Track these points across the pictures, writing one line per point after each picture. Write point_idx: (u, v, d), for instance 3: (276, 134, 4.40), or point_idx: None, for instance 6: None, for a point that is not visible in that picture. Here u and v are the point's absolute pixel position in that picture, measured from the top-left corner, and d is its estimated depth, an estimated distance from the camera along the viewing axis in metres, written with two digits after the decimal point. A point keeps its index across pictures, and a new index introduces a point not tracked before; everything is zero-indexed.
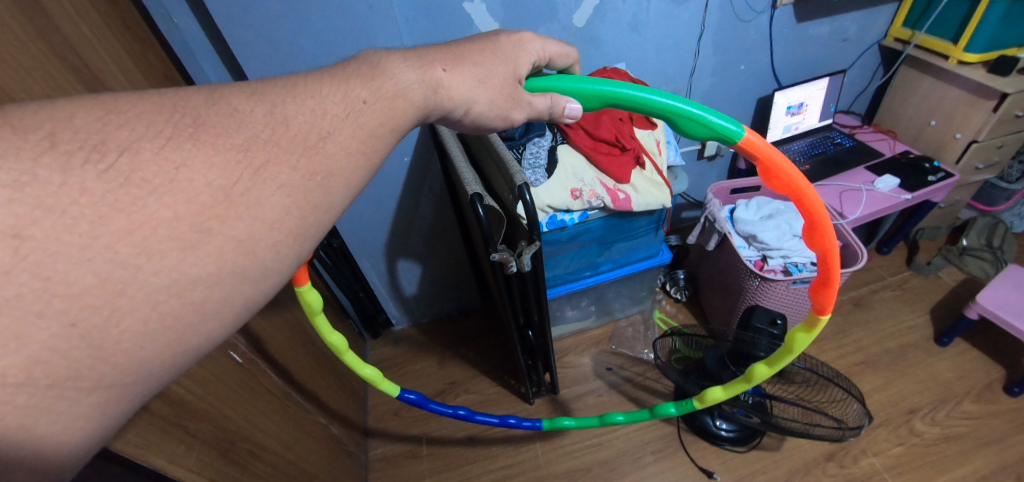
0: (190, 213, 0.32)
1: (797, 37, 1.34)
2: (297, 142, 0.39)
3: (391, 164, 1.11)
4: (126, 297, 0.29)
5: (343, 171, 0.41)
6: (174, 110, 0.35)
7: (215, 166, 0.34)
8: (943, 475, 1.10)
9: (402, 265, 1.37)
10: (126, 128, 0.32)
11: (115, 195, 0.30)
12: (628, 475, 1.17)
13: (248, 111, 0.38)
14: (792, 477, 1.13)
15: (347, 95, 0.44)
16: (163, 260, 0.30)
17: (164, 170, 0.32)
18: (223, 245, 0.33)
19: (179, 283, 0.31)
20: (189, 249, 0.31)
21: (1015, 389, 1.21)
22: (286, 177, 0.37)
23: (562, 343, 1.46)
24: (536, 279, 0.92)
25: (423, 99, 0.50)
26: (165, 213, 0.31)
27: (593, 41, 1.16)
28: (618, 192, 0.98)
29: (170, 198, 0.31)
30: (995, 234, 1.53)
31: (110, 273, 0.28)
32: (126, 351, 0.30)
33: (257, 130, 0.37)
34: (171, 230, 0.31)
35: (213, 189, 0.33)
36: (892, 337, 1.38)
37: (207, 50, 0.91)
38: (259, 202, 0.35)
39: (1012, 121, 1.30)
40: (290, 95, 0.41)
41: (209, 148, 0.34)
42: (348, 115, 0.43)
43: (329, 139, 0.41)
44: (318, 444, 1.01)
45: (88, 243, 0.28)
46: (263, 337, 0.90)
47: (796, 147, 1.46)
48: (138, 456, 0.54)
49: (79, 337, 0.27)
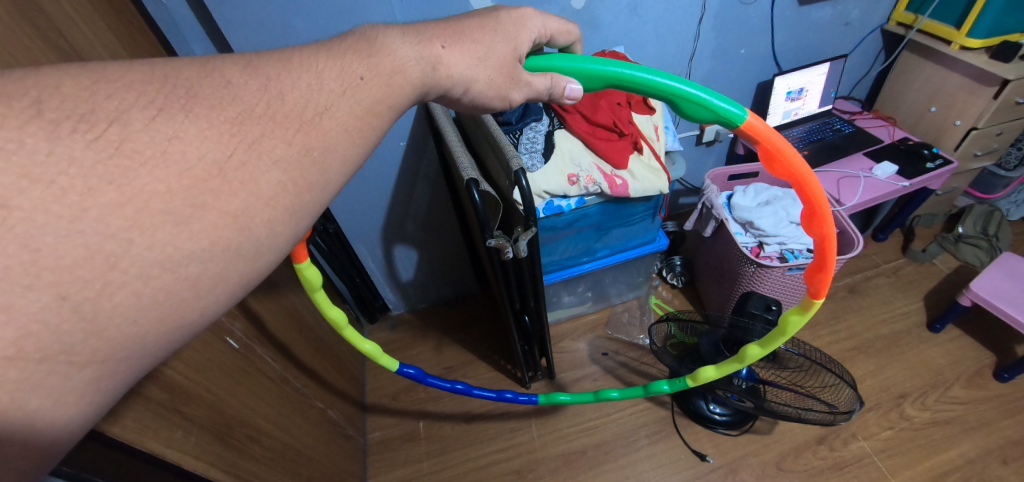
0: (184, 187, 0.31)
1: (799, 20, 1.32)
2: (293, 117, 0.38)
3: (386, 149, 1.10)
4: (119, 271, 0.28)
5: (338, 148, 0.40)
6: (165, 79, 0.35)
7: (208, 140, 0.33)
8: (931, 458, 1.13)
9: (398, 251, 1.37)
10: (115, 97, 0.32)
11: (105, 166, 0.29)
12: (622, 457, 1.19)
13: (242, 83, 0.37)
14: (783, 460, 1.15)
15: (343, 70, 0.43)
16: (156, 234, 0.30)
17: (155, 142, 0.31)
18: (217, 221, 0.32)
19: (174, 258, 0.30)
20: (182, 223, 0.31)
21: (1005, 375, 1.23)
22: (281, 152, 0.36)
23: (558, 328, 1.47)
24: (532, 265, 0.92)
25: (421, 77, 0.49)
26: (157, 186, 0.30)
27: (593, 24, 1.14)
28: (615, 178, 0.97)
29: (162, 170, 0.31)
30: (991, 221, 1.53)
31: (101, 246, 0.28)
32: (122, 327, 0.29)
33: (252, 103, 0.37)
34: (164, 203, 0.30)
35: (207, 162, 0.33)
36: (885, 323, 1.39)
37: (194, 28, 0.89)
38: (253, 177, 0.34)
39: (1013, 108, 1.29)
40: (285, 68, 0.40)
41: (203, 120, 0.34)
42: (344, 91, 0.42)
43: (324, 116, 0.40)
44: (316, 428, 1.03)
45: (80, 213, 0.27)
46: (258, 322, 0.89)
47: (795, 133, 1.45)
48: (136, 441, 0.54)
49: (70, 310, 0.27)
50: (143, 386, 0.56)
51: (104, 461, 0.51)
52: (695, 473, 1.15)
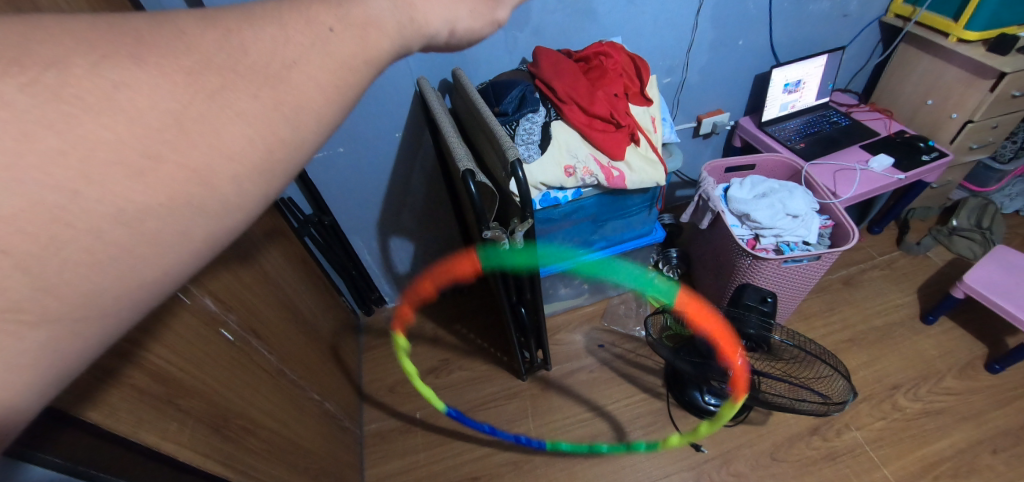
0: (135, 136, 0.25)
1: (797, 12, 1.31)
2: (257, 70, 0.30)
3: (382, 140, 1.09)
4: (67, 225, 0.23)
5: (314, 107, 0.32)
6: (111, 23, 0.27)
7: (160, 89, 0.26)
8: (923, 448, 1.14)
9: (394, 243, 1.37)
10: (50, 41, 0.25)
11: (43, 112, 0.23)
12: (617, 448, 1.19)
13: (198, 35, 0.29)
14: (777, 450, 1.16)
15: (307, 23, 0.33)
16: (105, 186, 0.24)
17: (99, 88, 0.25)
18: (174, 175, 0.26)
19: (127, 212, 0.24)
20: (134, 176, 0.25)
21: (995, 367, 1.24)
22: (245, 105, 0.29)
23: (554, 320, 1.47)
24: (528, 256, 0.91)
25: (399, 29, 0.37)
26: (104, 134, 0.24)
27: (590, 15, 1.13)
28: (612, 169, 0.97)
29: (110, 117, 0.25)
30: (985, 214, 1.55)
31: (43, 197, 0.22)
32: (82, 293, 0.24)
33: (207, 54, 0.29)
34: (111, 151, 0.24)
35: (159, 112, 0.26)
36: (879, 315, 1.40)
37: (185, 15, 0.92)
38: (218, 131, 0.27)
39: (1008, 102, 1.29)
40: (246, 19, 0.31)
41: (153, 69, 0.27)
42: (311, 44, 0.32)
43: (291, 70, 0.31)
44: (313, 420, 1.03)
45: (15, 159, 0.22)
46: (252, 314, 0.89)
47: (793, 125, 1.44)
48: (130, 433, 0.54)
49: (12, 266, 0.22)
50: (136, 378, 0.56)
51: (96, 453, 0.50)
52: (690, 463, 1.16)
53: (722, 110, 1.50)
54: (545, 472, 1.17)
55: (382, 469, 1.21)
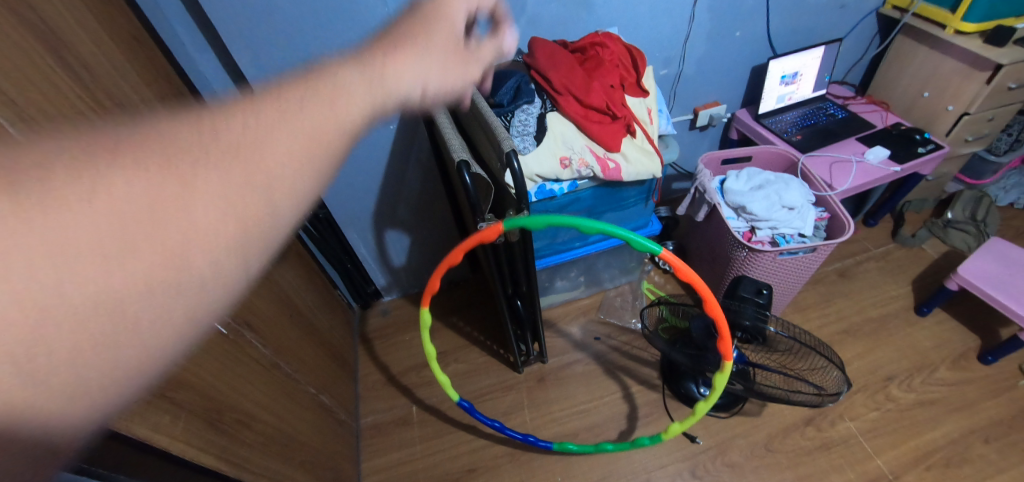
0: (117, 231, 0.24)
1: (794, 3, 1.31)
2: (231, 152, 0.29)
3: (376, 132, 1.08)
4: (50, 325, 0.21)
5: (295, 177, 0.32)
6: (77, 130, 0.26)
7: (136, 180, 0.25)
8: (916, 438, 1.15)
9: (390, 236, 1.36)
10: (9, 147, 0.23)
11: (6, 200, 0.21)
12: (614, 439, 1.20)
13: (172, 129, 0.29)
14: (772, 440, 1.17)
15: (278, 103, 0.33)
16: (85, 281, 0.22)
17: (74, 186, 0.23)
18: (157, 264, 0.25)
19: (108, 303, 0.23)
20: (118, 270, 0.24)
21: (988, 357, 1.25)
22: (227, 189, 0.28)
23: (550, 313, 1.47)
24: (524, 248, 0.91)
25: (372, 99, 0.39)
26: (83, 232, 0.23)
27: (586, 5, 1.12)
28: (608, 161, 0.96)
29: (88, 217, 0.23)
30: (980, 206, 1.55)
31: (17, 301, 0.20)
32: (67, 381, 0.23)
33: (180, 143, 0.28)
34: (91, 246, 0.23)
35: (135, 206, 0.25)
36: (874, 306, 1.41)
37: (186, 24, 0.90)
38: (195, 213, 0.26)
39: (1004, 93, 1.29)
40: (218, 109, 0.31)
41: (127, 163, 0.26)
42: (281, 117, 0.32)
43: (268, 146, 0.31)
44: (309, 414, 1.02)
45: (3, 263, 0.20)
46: (247, 308, 0.88)
47: (789, 117, 1.43)
48: (122, 427, 0.54)
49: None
50: None
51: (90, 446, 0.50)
52: (686, 453, 1.16)
53: (720, 102, 1.50)
54: (542, 464, 1.17)
55: (379, 462, 1.22)
